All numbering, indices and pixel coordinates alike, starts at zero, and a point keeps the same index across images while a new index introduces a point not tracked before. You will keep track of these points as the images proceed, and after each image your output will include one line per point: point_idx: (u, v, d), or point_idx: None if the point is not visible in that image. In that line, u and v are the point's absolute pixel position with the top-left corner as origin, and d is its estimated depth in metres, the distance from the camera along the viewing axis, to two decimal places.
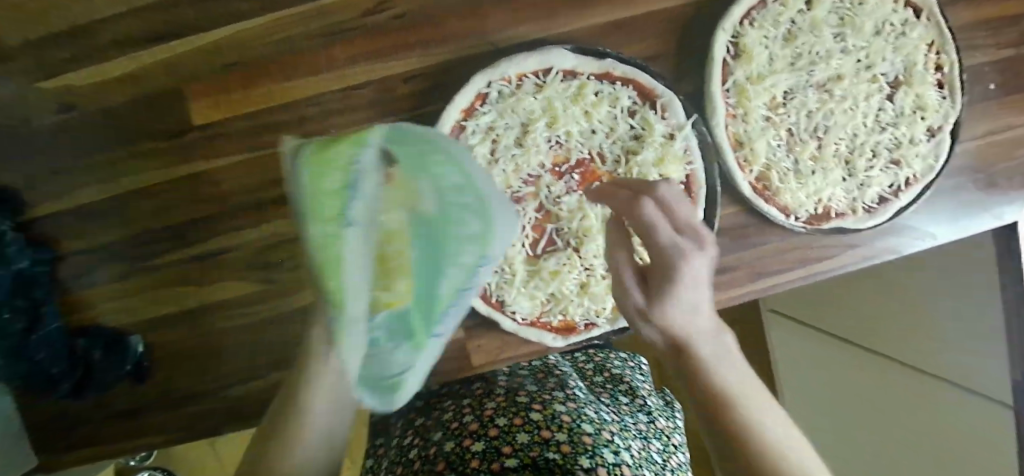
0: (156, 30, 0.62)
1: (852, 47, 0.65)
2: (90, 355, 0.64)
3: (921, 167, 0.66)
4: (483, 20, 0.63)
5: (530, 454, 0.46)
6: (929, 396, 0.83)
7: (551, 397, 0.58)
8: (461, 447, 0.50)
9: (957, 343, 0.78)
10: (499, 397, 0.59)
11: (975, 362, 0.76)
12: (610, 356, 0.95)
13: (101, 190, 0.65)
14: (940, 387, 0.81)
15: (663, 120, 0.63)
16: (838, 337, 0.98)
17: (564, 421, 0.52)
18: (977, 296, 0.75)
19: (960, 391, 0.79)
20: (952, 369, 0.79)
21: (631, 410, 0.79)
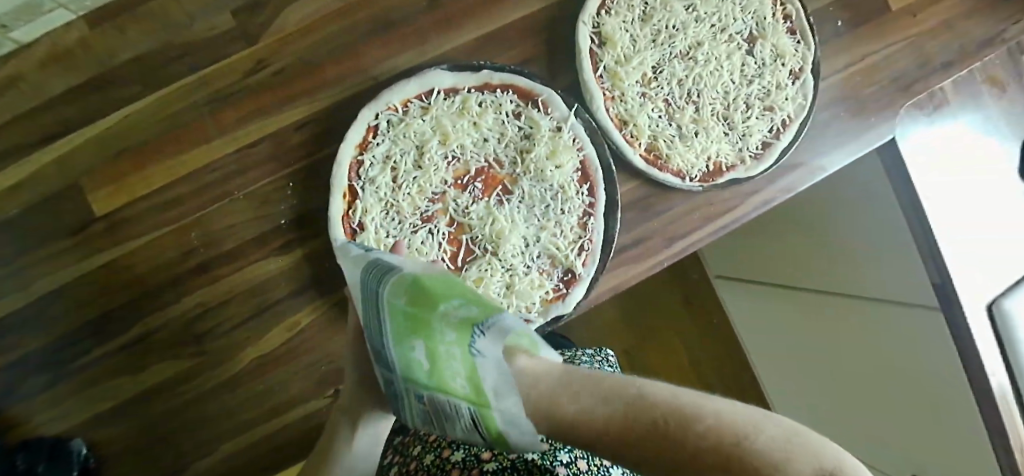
0: (43, 132, 0.63)
1: (704, 15, 0.70)
2: (34, 467, 0.63)
3: (794, 108, 0.71)
4: (359, 59, 0.66)
5: (509, 456, 0.47)
6: (868, 319, 0.86)
7: None
8: (441, 459, 0.50)
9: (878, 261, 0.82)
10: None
11: (895, 273, 0.80)
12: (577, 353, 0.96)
13: (13, 299, 0.64)
14: (871, 306, 0.85)
15: (549, 115, 0.66)
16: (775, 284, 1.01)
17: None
18: (879, 211, 0.80)
19: (888, 305, 0.82)
20: (879, 288, 0.83)
21: None
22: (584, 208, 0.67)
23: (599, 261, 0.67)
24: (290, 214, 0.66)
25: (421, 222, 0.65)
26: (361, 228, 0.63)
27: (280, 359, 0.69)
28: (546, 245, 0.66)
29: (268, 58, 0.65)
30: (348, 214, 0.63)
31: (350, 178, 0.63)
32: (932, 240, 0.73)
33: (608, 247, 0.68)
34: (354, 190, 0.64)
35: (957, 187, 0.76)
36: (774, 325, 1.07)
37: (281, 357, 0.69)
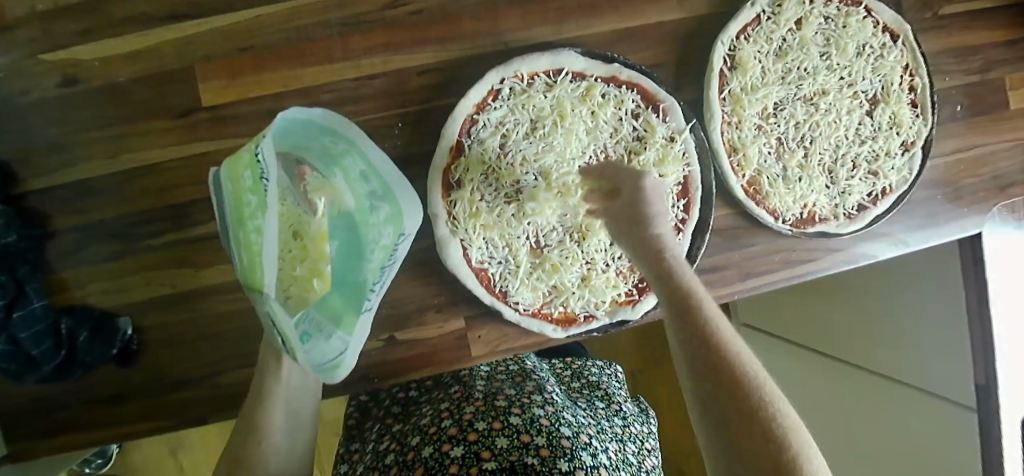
0: (173, 9, 0.63)
1: (836, 65, 0.70)
2: (76, 336, 0.63)
3: (897, 179, 0.71)
4: (498, 20, 0.65)
5: (508, 458, 0.49)
6: (902, 402, 0.86)
7: (530, 401, 0.60)
8: (440, 452, 0.51)
9: (931, 348, 0.82)
10: (476, 402, 0.59)
11: (942, 367, 0.81)
12: (588, 364, 0.95)
13: (103, 164, 0.64)
14: (908, 393, 0.85)
15: (665, 123, 0.66)
16: (816, 350, 1.01)
17: (543, 425, 0.55)
18: (944, 304, 0.80)
19: (925, 395, 0.83)
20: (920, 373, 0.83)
21: (606, 414, 0.81)
22: (675, 222, 0.67)
23: None
24: (389, 154, 0.65)
25: (514, 195, 0.64)
26: (459, 186, 0.63)
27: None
28: None
29: None
30: (450, 169, 0.63)
31: (461, 134, 0.63)
32: (988, 343, 0.75)
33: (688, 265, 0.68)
34: (461, 147, 0.63)
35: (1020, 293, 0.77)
36: (798, 387, 1.05)
37: None
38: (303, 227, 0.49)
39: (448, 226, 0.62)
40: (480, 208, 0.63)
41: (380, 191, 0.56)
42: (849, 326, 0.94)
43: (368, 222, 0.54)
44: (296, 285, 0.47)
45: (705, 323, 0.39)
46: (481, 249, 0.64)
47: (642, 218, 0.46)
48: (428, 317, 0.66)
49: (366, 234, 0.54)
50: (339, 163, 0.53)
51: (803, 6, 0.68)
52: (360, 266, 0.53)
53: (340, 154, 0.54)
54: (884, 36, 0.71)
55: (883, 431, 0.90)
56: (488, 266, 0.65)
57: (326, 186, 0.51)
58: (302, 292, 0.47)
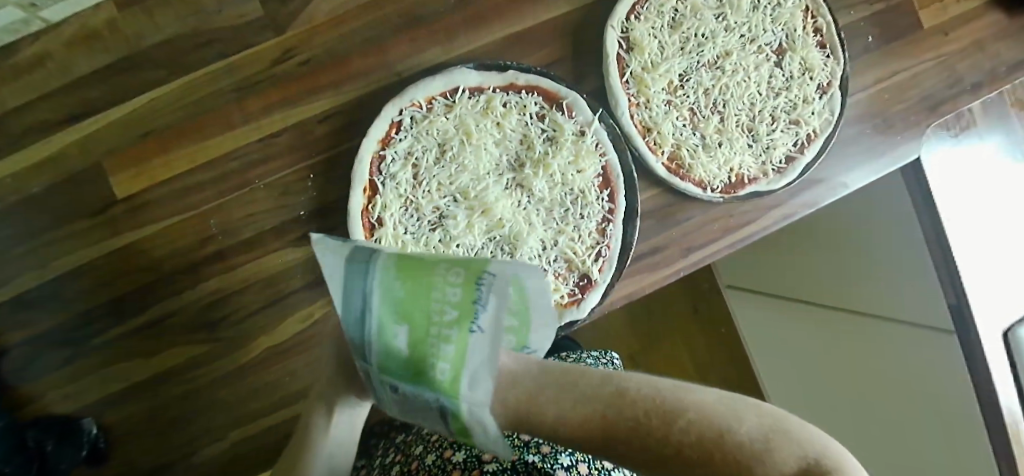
0: (68, 111, 0.64)
1: (734, 25, 0.69)
2: (44, 444, 0.63)
3: (819, 123, 0.71)
4: (386, 54, 0.66)
5: (509, 457, 0.48)
6: (872, 333, 0.86)
7: None
8: (443, 459, 0.49)
9: (891, 277, 0.81)
10: None
11: (908, 295, 0.79)
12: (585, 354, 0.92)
13: (34, 275, 0.65)
14: (880, 326, 0.84)
15: (572, 119, 0.66)
16: (790, 296, 0.99)
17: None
18: (900, 230, 0.78)
19: (898, 326, 0.82)
20: (885, 304, 0.83)
21: None
22: (603, 214, 0.67)
23: (615, 270, 0.67)
24: (308, 206, 0.66)
25: (438, 220, 0.65)
26: (379, 224, 0.63)
27: (291, 349, 0.69)
28: (563, 248, 0.66)
29: (294, 48, 0.65)
30: (367, 209, 0.63)
31: (371, 172, 0.63)
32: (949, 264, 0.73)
33: (626, 254, 0.67)
34: (375, 185, 0.63)
35: (977, 210, 0.75)
36: (774, 330, 1.07)
37: (292, 350, 0.69)
38: (445, 313, 0.21)
39: None
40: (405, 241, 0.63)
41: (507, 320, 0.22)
42: (814, 268, 0.92)
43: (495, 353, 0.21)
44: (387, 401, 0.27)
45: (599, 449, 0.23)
46: None
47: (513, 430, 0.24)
48: None
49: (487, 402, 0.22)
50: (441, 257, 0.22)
51: None
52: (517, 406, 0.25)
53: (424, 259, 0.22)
54: None
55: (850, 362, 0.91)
56: None
57: (468, 288, 0.20)
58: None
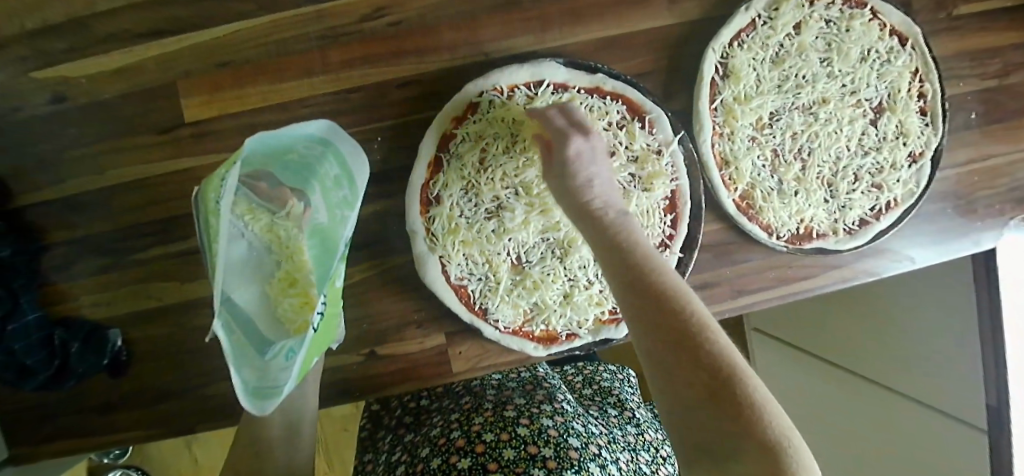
0: (153, 25, 0.63)
1: (838, 72, 0.66)
2: (68, 347, 0.64)
3: (902, 192, 0.68)
4: (478, 31, 0.64)
5: (515, 470, 0.48)
6: (908, 415, 0.81)
7: (539, 411, 0.58)
8: (448, 464, 0.50)
9: (944, 365, 0.76)
10: (485, 413, 0.58)
11: (954, 385, 0.75)
12: (599, 368, 0.92)
13: (91, 180, 0.66)
14: (919, 410, 0.80)
15: (651, 135, 0.64)
16: (827, 360, 0.93)
17: (551, 436, 0.53)
18: (955, 312, 0.74)
19: (938, 415, 0.77)
20: (928, 390, 0.78)
21: (618, 422, 0.77)
22: (662, 238, 0.64)
23: None
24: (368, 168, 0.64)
25: (495, 209, 0.63)
26: (437, 201, 0.62)
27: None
28: None
29: (386, 6, 0.63)
30: (428, 184, 0.62)
31: (439, 149, 0.62)
32: (1001, 361, 0.68)
33: None
34: (440, 162, 0.62)
35: None
36: (789, 386, 1.00)
37: None
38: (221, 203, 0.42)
39: (426, 243, 0.62)
40: (458, 224, 0.62)
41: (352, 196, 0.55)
42: (868, 338, 0.86)
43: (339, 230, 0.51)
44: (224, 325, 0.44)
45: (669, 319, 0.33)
46: (460, 265, 0.63)
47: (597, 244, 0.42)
48: (407, 333, 0.66)
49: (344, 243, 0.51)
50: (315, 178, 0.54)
51: (802, 9, 0.64)
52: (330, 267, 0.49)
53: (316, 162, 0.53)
54: (891, 39, 0.67)
55: (874, 439, 0.87)
56: (467, 282, 0.63)
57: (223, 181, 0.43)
58: (295, 317, 0.47)
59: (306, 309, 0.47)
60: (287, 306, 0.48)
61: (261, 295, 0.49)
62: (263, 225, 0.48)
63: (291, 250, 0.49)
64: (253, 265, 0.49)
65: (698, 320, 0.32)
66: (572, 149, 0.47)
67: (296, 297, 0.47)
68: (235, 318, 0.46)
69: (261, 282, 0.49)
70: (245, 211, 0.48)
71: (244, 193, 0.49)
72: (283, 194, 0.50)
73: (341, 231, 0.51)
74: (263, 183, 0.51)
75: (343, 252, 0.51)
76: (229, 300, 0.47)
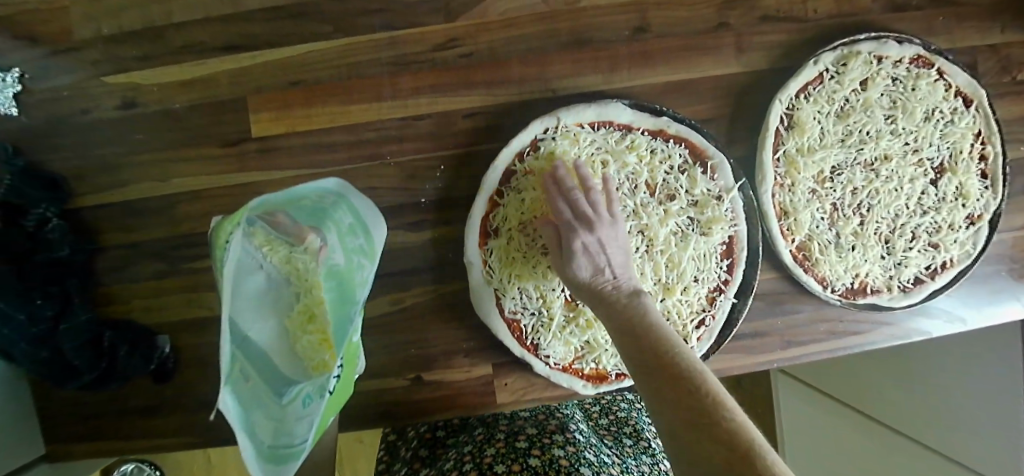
0: (230, 40, 0.65)
1: (901, 130, 0.66)
2: (116, 349, 0.64)
3: (959, 253, 0.67)
4: (547, 67, 0.64)
5: None
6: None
7: (551, 441, 0.60)
8: None
9: (980, 422, 0.75)
10: (497, 443, 0.60)
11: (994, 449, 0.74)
12: (618, 398, 0.87)
13: (153, 186, 0.66)
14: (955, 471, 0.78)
15: (712, 181, 0.64)
16: (860, 412, 0.90)
17: (562, 466, 0.56)
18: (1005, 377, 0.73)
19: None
20: (962, 447, 0.77)
21: (633, 452, 0.75)
22: (717, 283, 0.64)
23: (715, 338, 0.65)
24: (430, 195, 0.64)
25: None
26: (495, 234, 0.63)
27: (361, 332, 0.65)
28: (668, 306, 0.63)
29: (459, 37, 0.64)
30: (488, 216, 0.63)
31: (500, 183, 0.62)
32: None
33: (729, 330, 0.65)
34: (500, 195, 0.63)
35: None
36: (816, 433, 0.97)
37: None
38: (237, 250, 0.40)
39: (482, 275, 0.62)
40: (516, 258, 0.62)
41: (366, 244, 0.56)
42: (905, 394, 0.84)
43: (355, 276, 0.52)
44: (238, 372, 0.43)
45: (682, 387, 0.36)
46: (515, 299, 0.62)
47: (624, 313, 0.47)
48: (455, 361, 0.66)
49: (358, 289, 0.52)
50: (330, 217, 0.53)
51: (871, 66, 0.65)
52: (346, 316, 0.50)
53: (331, 208, 0.54)
54: (956, 100, 0.67)
55: None
56: (520, 316, 0.63)
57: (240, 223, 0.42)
58: (313, 356, 0.47)
59: (323, 349, 0.47)
60: (304, 351, 0.48)
61: (278, 332, 0.48)
62: (281, 258, 0.47)
63: (309, 284, 0.48)
64: (267, 300, 0.48)
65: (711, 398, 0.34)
66: (579, 245, 0.53)
67: (315, 336, 0.47)
68: (250, 358, 0.46)
69: (278, 315, 0.48)
70: (264, 243, 0.47)
71: (259, 224, 0.48)
72: (301, 229, 0.49)
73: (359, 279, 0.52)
74: (280, 216, 0.50)
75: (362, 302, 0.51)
76: (246, 340, 0.46)
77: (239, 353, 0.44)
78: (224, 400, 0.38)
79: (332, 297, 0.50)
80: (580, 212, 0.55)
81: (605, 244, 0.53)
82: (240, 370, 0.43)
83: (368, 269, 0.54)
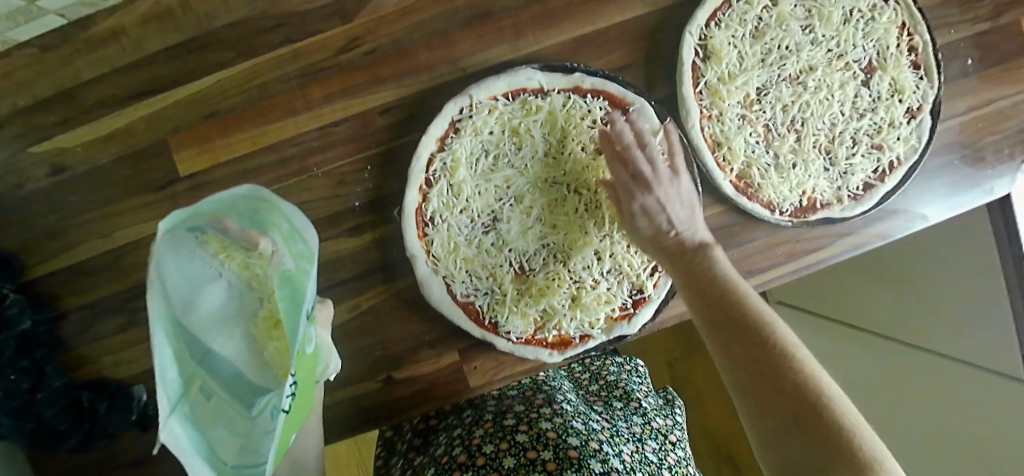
0: (139, 86, 0.65)
1: (822, 38, 0.64)
2: (96, 408, 0.66)
3: (904, 150, 0.66)
4: (451, 48, 0.64)
5: None
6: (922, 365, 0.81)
7: (537, 415, 0.60)
8: None
9: (972, 324, 0.74)
10: (485, 424, 0.60)
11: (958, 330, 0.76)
12: (606, 363, 0.86)
13: (96, 243, 0.67)
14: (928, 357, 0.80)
15: (637, 127, 0.63)
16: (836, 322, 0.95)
17: (550, 438, 0.56)
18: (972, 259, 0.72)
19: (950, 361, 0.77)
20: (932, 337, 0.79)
21: (623, 414, 0.74)
22: None
23: (671, 282, 0.64)
24: (363, 197, 0.64)
25: (491, 222, 0.63)
26: (432, 222, 0.63)
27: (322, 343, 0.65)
28: (618, 260, 0.63)
29: (360, 36, 0.64)
30: (421, 206, 0.62)
31: (428, 171, 0.62)
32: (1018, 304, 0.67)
33: None
34: (430, 183, 0.62)
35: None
36: (814, 352, 1.02)
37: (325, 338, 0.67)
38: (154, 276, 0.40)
39: (429, 265, 0.62)
40: (458, 242, 0.62)
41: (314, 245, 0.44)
42: (874, 296, 0.87)
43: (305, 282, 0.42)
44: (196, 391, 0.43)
45: (756, 336, 0.42)
46: (465, 282, 0.63)
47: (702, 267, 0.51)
48: (421, 355, 0.66)
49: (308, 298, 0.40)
50: (270, 221, 0.45)
51: None
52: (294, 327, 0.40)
53: (268, 211, 0.45)
54: None
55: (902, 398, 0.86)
56: (474, 298, 0.63)
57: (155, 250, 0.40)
58: (280, 363, 0.45)
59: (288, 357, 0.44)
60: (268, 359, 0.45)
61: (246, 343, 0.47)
62: (238, 265, 0.47)
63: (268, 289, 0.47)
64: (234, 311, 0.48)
65: (784, 354, 0.40)
66: (639, 205, 0.56)
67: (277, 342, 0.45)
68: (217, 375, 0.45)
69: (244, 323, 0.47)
70: (218, 251, 0.47)
71: (213, 233, 0.47)
72: (249, 236, 0.46)
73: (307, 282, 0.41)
74: (228, 222, 0.46)
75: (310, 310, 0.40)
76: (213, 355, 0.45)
77: (200, 371, 0.44)
78: (168, 429, 0.39)
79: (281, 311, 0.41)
80: (639, 167, 0.56)
81: (670, 203, 0.55)
82: (202, 388, 0.44)
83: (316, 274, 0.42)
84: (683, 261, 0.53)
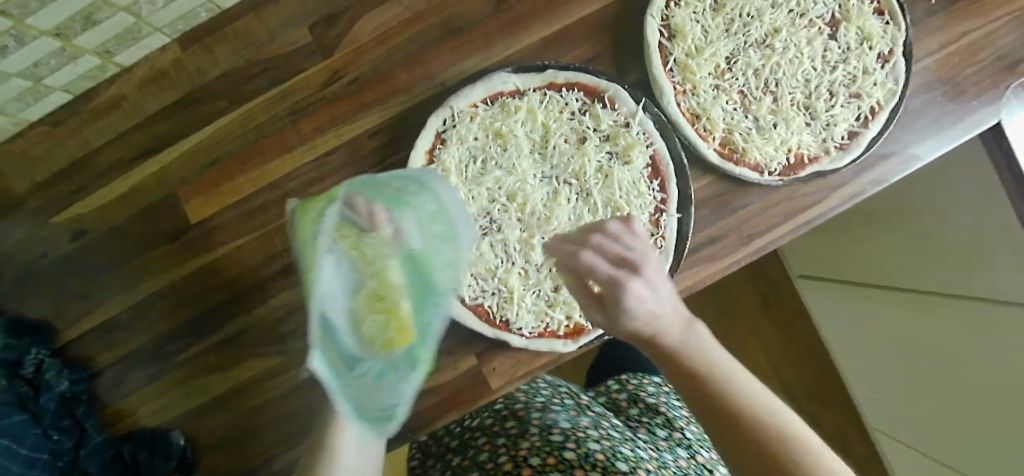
0: (144, 146, 0.69)
1: (781, 1, 0.66)
2: (137, 457, 0.68)
3: (883, 94, 0.66)
4: (427, 65, 0.67)
5: None
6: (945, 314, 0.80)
7: (585, 434, 0.61)
8: None
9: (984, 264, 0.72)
10: (531, 436, 0.61)
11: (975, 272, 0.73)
12: (644, 379, 0.86)
13: (120, 299, 0.70)
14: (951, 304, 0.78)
15: (615, 112, 0.65)
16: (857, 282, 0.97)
17: (598, 460, 0.57)
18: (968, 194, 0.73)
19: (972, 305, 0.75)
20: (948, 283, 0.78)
21: (662, 426, 0.74)
22: (656, 204, 0.65)
23: (673, 259, 0.64)
24: None
25: (489, 224, 0.65)
26: None
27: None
28: None
29: (340, 70, 0.68)
30: None
31: None
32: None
33: (683, 244, 0.65)
34: None
35: None
36: (852, 319, 1.03)
37: None
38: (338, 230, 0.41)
39: None
40: None
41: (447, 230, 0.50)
42: (890, 248, 0.89)
43: (432, 259, 0.45)
44: (331, 345, 0.38)
45: (691, 371, 0.41)
46: (472, 285, 0.64)
47: (682, 365, 0.41)
48: (438, 364, 0.66)
49: (434, 272, 0.44)
50: (414, 202, 0.49)
51: None
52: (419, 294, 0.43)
53: (409, 195, 0.49)
54: None
55: (944, 350, 0.84)
56: (483, 300, 0.64)
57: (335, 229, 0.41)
58: (381, 338, 0.39)
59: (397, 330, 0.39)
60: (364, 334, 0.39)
61: (351, 318, 0.39)
62: (350, 244, 0.41)
63: (377, 267, 0.40)
64: (339, 283, 0.39)
65: (723, 382, 0.40)
66: (633, 301, 0.40)
67: (383, 316, 0.39)
68: (334, 344, 0.38)
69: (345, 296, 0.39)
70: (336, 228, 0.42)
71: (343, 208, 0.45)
72: (374, 210, 0.44)
73: (431, 260, 0.44)
74: (359, 198, 0.46)
75: (434, 280, 0.44)
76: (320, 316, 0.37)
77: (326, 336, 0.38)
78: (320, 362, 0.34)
79: (411, 279, 0.43)
80: (615, 262, 0.42)
81: (642, 297, 0.41)
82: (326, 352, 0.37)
83: (449, 254, 0.48)
84: (656, 348, 0.42)
